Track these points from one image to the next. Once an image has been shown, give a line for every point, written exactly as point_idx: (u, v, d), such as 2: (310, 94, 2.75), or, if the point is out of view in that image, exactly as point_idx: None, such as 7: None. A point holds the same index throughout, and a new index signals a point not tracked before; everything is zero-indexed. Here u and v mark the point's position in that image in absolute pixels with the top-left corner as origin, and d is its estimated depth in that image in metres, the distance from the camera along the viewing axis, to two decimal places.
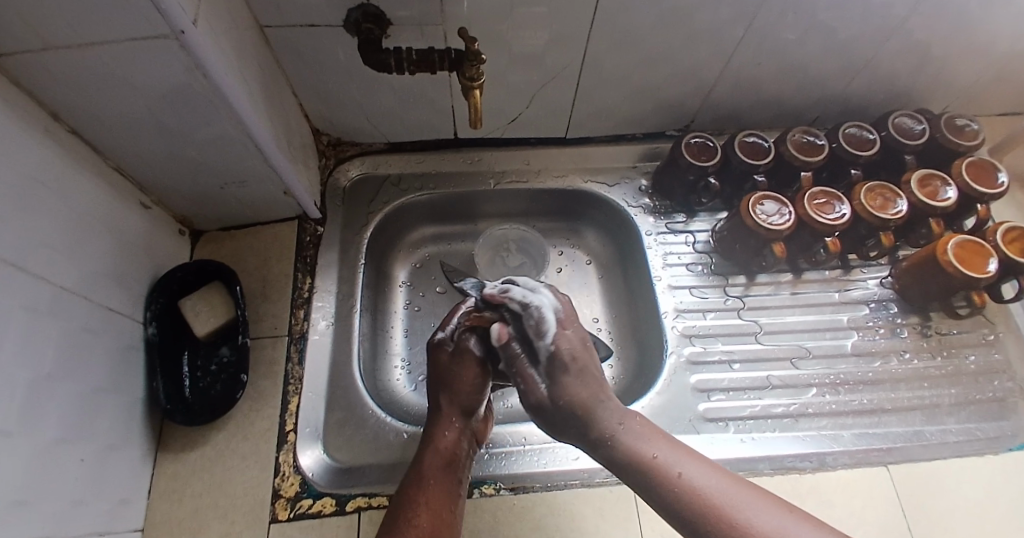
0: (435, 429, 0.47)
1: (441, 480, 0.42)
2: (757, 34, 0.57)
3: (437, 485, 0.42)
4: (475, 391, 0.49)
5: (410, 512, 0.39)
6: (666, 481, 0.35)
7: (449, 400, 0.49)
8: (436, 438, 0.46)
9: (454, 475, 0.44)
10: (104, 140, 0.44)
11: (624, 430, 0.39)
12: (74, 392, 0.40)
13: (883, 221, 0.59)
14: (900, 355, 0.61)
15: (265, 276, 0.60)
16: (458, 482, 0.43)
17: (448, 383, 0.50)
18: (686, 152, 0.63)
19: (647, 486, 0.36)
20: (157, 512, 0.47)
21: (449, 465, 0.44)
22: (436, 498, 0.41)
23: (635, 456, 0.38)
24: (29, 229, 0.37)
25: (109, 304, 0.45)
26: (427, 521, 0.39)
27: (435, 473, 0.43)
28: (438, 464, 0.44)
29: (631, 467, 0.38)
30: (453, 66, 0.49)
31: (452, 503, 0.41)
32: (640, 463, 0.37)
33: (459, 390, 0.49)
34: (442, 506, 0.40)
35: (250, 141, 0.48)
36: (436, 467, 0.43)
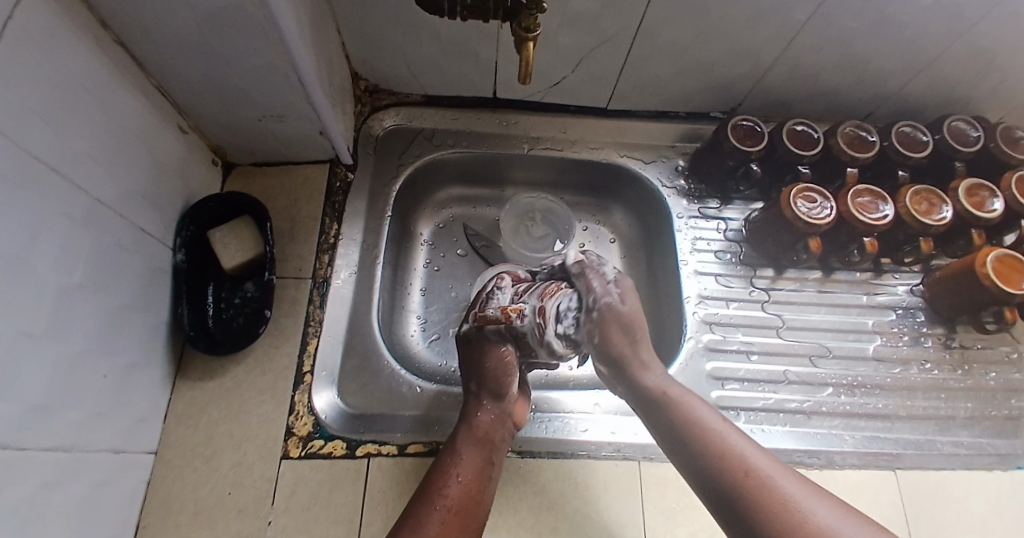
0: (470, 408, 0.48)
1: (473, 459, 0.44)
2: (825, 19, 0.54)
3: (470, 462, 0.43)
4: (510, 376, 0.48)
5: (441, 486, 0.41)
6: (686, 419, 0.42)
7: (485, 382, 0.48)
8: (471, 418, 0.47)
9: (488, 455, 0.44)
10: (147, 56, 0.43)
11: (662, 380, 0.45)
12: (102, 308, 0.40)
13: (925, 227, 0.57)
14: (921, 364, 0.60)
15: (292, 217, 0.59)
16: (490, 465, 0.44)
17: (477, 371, 0.49)
18: (732, 135, 0.61)
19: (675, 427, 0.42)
20: (174, 434, 0.48)
21: (484, 446, 0.45)
22: (469, 475, 0.42)
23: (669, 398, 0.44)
24: (70, 137, 0.36)
25: (139, 225, 0.45)
26: (456, 493, 0.41)
27: (467, 450, 0.44)
28: (472, 442, 0.45)
29: (671, 415, 0.43)
30: (507, 15, 0.48)
31: (484, 482, 0.43)
32: (679, 411, 0.42)
33: (486, 376, 0.48)
34: (474, 483, 0.42)
35: (292, 72, 0.47)
36: (470, 447, 0.44)
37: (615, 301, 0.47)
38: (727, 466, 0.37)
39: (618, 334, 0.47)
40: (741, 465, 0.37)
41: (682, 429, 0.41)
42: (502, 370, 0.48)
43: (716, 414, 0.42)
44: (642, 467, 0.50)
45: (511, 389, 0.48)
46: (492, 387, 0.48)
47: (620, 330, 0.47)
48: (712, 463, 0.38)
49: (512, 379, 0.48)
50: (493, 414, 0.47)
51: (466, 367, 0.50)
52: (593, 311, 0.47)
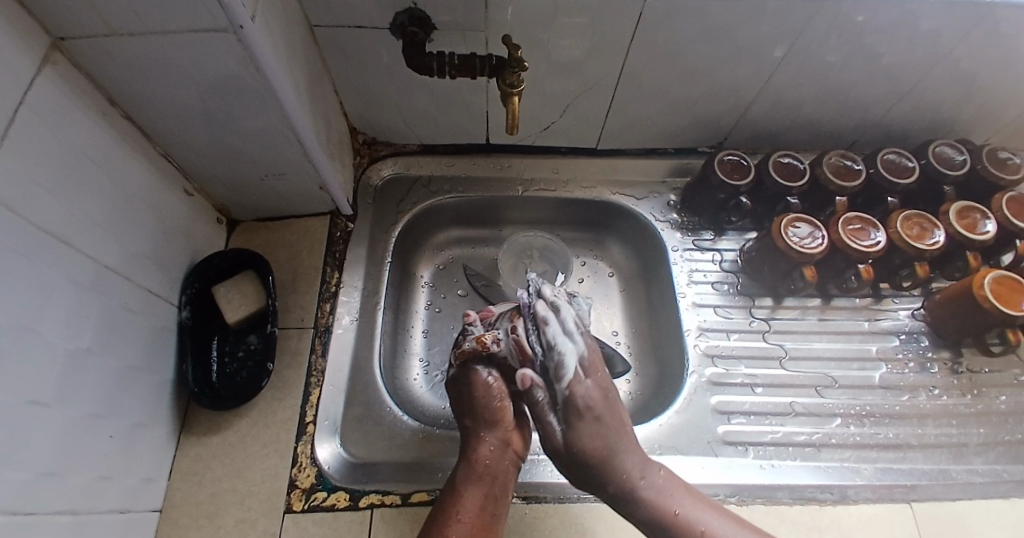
0: (467, 444, 0.48)
1: (474, 496, 0.43)
2: (798, 56, 0.56)
3: (471, 498, 0.43)
4: (501, 402, 0.49)
5: (444, 526, 0.41)
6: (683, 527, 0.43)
7: (478, 416, 0.48)
8: (470, 452, 0.47)
9: (489, 490, 0.44)
10: (157, 126, 0.46)
11: (646, 487, 0.45)
12: (111, 369, 0.41)
13: (919, 252, 0.58)
14: (929, 390, 0.59)
15: (295, 268, 0.61)
16: (492, 499, 0.44)
17: (469, 407, 0.49)
18: (720, 169, 0.62)
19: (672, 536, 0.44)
20: (178, 492, 0.48)
21: (486, 480, 0.44)
22: (471, 513, 0.42)
23: (660, 510, 0.44)
24: (81, 204, 0.38)
25: (147, 285, 0.47)
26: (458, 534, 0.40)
27: (466, 486, 0.44)
28: (472, 477, 0.45)
29: (654, 519, 0.44)
30: (493, 72, 0.50)
31: (486, 518, 0.42)
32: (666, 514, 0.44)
33: (477, 409, 0.49)
34: (477, 520, 0.42)
35: (293, 134, 0.50)
36: (471, 483, 0.44)
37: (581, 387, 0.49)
38: None
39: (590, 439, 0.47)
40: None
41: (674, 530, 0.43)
42: (498, 397, 0.49)
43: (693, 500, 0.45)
44: None
45: (505, 416, 0.48)
46: (488, 417, 0.48)
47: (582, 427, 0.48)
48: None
49: (505, 405, 0.49)
50: (490, 445, 0.47)
51: (457, 405, 0.51)
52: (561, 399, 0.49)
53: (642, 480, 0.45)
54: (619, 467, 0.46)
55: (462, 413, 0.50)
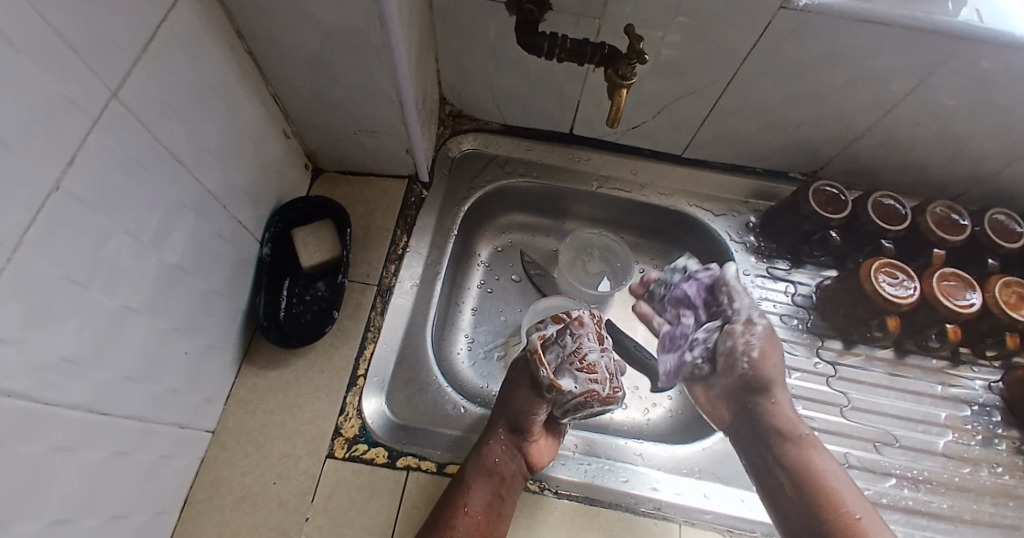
0: (487, 437, 0.49)
1: (483, 489, 0.45)
2: (924, 94, 0.53)
3: (479, 492, 0.44)
4: (534, 415, 0.48)
5: (450, 514, 0.43)
6: (820, 480, 0.46)
7: (506, 415, 0.49)
8: (481, 448, 0.48)
9: (497, 488, 0.45)
10: (271, 66, 0.47)
11: (801, 442, 0.49)
12: (197, 288, 0.43)
13: (1012, 321, 0.54)
14: (993, 467, 0.55)
15: (367, 225, 0.62)
16: (500, 497, 0.45)
17: (504, 402, 0.50)
18: (813, 199, 0.59)
19: (804, 480, 0.47)
20: (232, 417, 0.50)
21: (495, 477, 0.46)
22: (478, 506, 0.44)
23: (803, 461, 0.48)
24: (197, 132, 0.40)
25: (238, 217, 0.49)
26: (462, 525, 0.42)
27: (477, 480, 0.45)
28: (481, 474, 0.46)
29: (797, 467, 0.47)
30: (602, 61, 0.49)
31: (491, 516, 0.44)
32: (815, 476, 0.46)
33: (510, 408, 0.49)
34: (482, 514, 0.43)
35: (395, 95, 0.50)
36: (480, 477, 0.45)
37: (766, 343, 0.52)
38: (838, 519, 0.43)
39: (758, 385, 0.52)
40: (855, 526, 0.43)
41: (815, 491, 0.46)
42: (532, 408, 0.49)
43: (849, 485, 0.46)
44: (683, 531, 0.48)
45: (532, 427, 0.48)
46: (513, 421, 0.49)
47: (761, 388, 0.52)
48: (830, 520, 0.43)
49: (535, 418, 0.48)
50: (506, 447, 0.48)
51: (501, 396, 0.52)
52: (758, 323, 0.52)
53: (807, 440, 0.49)
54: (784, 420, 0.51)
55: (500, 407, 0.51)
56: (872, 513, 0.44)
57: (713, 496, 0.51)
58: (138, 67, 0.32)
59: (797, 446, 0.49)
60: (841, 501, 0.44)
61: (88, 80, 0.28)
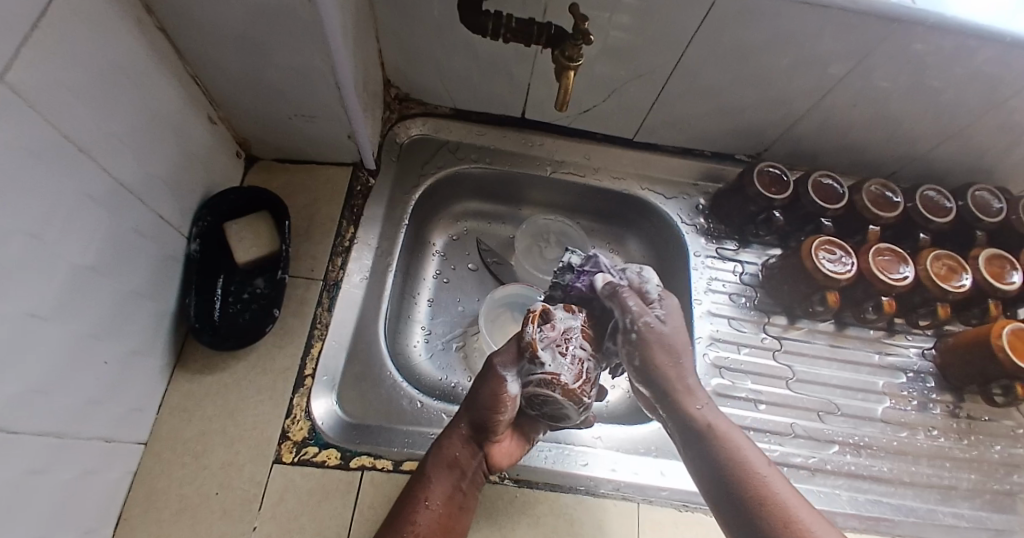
0: (449, 429, 0.45)
1: (443, 484, 0.42)
2: (859, 77, 0.54)
3: (439, 486, 0.42)
4: (501, 413, 0.44)
5: (408, 510, 0.41)
6: (729, 448, 0.40)
7: (472, 407, 0.45)
8: (443, 439, 0.45)
9: (459, 481, 0.43)
10: (189, 45, 0.43)
11: (705, 414, 0.43)
12: (114, 290, 0.40)
13: (944, 293, 0.57)
14: (928, 430, 0.59)
15: (310, 216, 0.59)
16: (462, 491, 0.43)
17: (472, 391, 0.46)
18: (758, 181, 0.61)
19: (712, 451, 0.40)
20: (165, 426, 0.46)
21: (456, 470, 0.43)
22: (438, 500, 0.42)
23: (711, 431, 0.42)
24: (103, 118, 0.36)
25: (160, 211, 0.45)
26: (422, 520, 0.40)
27: (438, 473, 0.43)
28: (442, 468, 0.43)
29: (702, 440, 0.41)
30: (550, 42, 0.48)
31: (452, 509, 0.42)
32: (725, 445, 0.40)
33: (476, 400, 0.45)
34: (442, 509, 0.41)
35: (332, 76, 0.47)
36: (439, 471, 0.43)
37: (657, 324, 0.48)
38: (751, 489, 0.36)
39: (657, 355, 0.47)
40: (789, 518, 0.34)
41: (725, 460, 0.39)
42: (496, 405, 0.44)
43: (758, 451, 0.39)
44: (641, 509, 0.49)
45: (499, 426, 0.44)
46: (477, 414, 0.45)
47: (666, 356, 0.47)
48: (743, 490, 0.37)
49: (502, 416, 0.44)
50: (469, 439, 0.44)
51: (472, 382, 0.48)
52: (633, 331, 0.48)
53: (709, 408, 0.44)
54: (684, 392, 0.45)
55: (468, 399, 0.46)
56: (787, 484, 0.37)
57: (669, 474, 0.52)
58: (29, 46, 0.28)
59: (700, 417, 0.43)
60: (752, 469, 0.38)
61: None
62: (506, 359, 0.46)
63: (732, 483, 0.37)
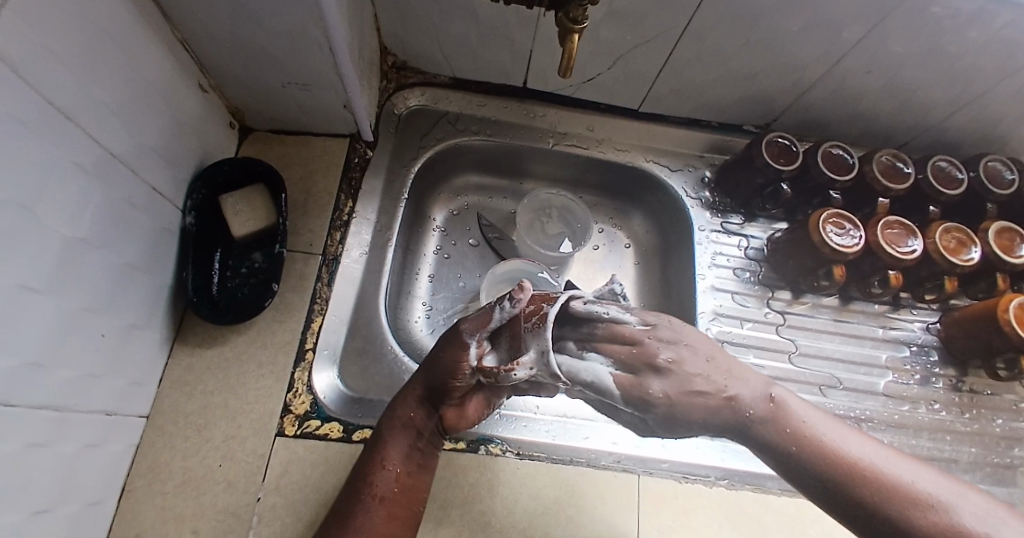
0: (408, 390, 0.43)
1: (400, 445, 0.42)
2: (874, 43, 0.52)
3: (396, 448, 0.42)
4: (456, 382, 0.41)
5: (366, 472, 0.41)
6: (818, 447, 0.37)
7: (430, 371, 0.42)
8: (400, 400, 0.43)
9: (416, 441, 0.42)
10: (174, 7, 0.41)
11: (765, 407, 0.39)
12: (108, 263, 0.39)
13: (952, 265, 0.56)
14: (930, 404, 0.59)
15: (307, 188, 0.57)
16: (419, 450, 0.42)
17: (430, 353, 0.43)
18: (767, 152, 0.59)
19: (794, 455, 0.38)
20: (167, 400, 0.46)
21: (411, 431, 0.42)
22: (396, 461, 0.41)
23: (781, 430, 0.38)
24: (89, 83, 0.34)
25: (152, 182, 0.44)
26: (379, 481, 0.40)
27: (394, 435, 0.42)
28: (397, 431, 0.42)
29: (775, 441, 0.38)
30: (554, 4, 0.45)
31: (411, 467, 0.42)
32: (807, 443, 0.38)
33: (434, 365, 0.42)
34: (401, 469, 0.41)
35: (325, 41, 0.45)
36: (397, 432, 0.42)
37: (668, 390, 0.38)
38: (868, 487, 0.36)
39: (696, 396, 0.38)
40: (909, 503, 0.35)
41: (817, 456, 0.37)
42: (453, 372, 0.41)
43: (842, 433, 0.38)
44: (642, 481, 0.49)
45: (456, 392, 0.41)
46: (433, 379, 0.42)
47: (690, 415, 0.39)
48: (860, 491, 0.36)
49: (458, 384, 0.41)
50: (423, 403, 0.43)
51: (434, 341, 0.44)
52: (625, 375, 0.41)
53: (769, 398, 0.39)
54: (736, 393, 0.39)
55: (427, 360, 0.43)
56: (882, 450, 0.38)
57: (669, 446, 0.52)
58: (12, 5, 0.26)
59: (763, 414, 0.39)
60: (856, 463, 0.37)
61: None
62: (470, 328, 0.41)
63: (840, 485, 0.36)
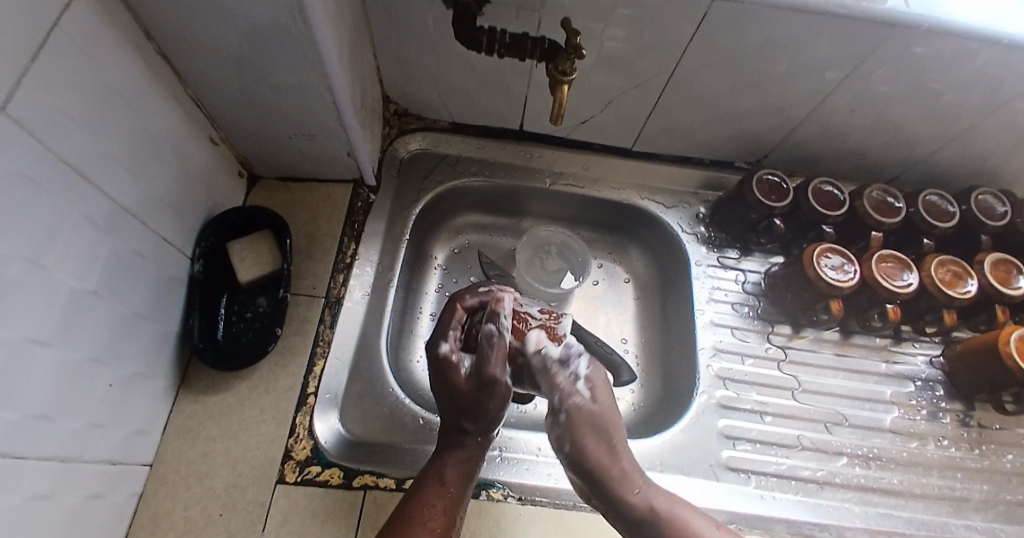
0: (450, 434, 0.44)
1: (457, 491, 0.41)
2: (857, 82, 0.54)
3: (450, 494, 0.41)
4: (504, 411, 0.45)
5: (424, 522, 0.38)
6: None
7: (479, 408, 0.44)
8: (447, 444, 0.43)
9: (466, 485, 0.43)
10: (187, 67, 0.44)
11: (643, 499, 0.42)
12: (115, 313, 0.40)
13: (949, 299, 0.57)
14: (938, 440, 0.58)
15: (312, 233, 0.59)
16: (467, 498, 0.42)
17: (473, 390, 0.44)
18: (758, 189, 0.61)
19: None
20: (169, 448, 0.47)
21: (464, 475, 0.42)
22: (450, 508, 0.40)
23: (663, 523, 0.41)
24: (103, 140, 0.36)
25: (161, 233, 0.45)
26: (439, 531, 0.38)
27: (451, 482, 0.41)
28: (456, 475, 0.42)
29: (658, 533, 0.41)
30: (544, 56, 0.48)
31: (460, 513, 0.41)
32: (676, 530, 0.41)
33: (483, 401, 0.44)
34: (454, 519, 0.40)
35: (329, 95, 0.48)
36: (450, 478, 0.42)
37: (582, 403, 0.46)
38: None
39: (588, 444, 0.44)
40: None
41: None
42: (502, 404, 0.45)
43: (703, 518, 0.43)
44: None
45: (501, 422, 0.45)
46: (485, 417, 0.44)
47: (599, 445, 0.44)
48: None
49: (504, 412, 0.45)
50: (475, 444, 0.44)
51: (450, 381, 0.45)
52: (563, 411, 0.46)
53: (645, 483, 0.43)
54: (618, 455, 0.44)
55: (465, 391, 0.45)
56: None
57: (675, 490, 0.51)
58: (30, 74, 0.28)
59: (638, 501, 0.42)
60: None
61: None
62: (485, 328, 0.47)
63: None
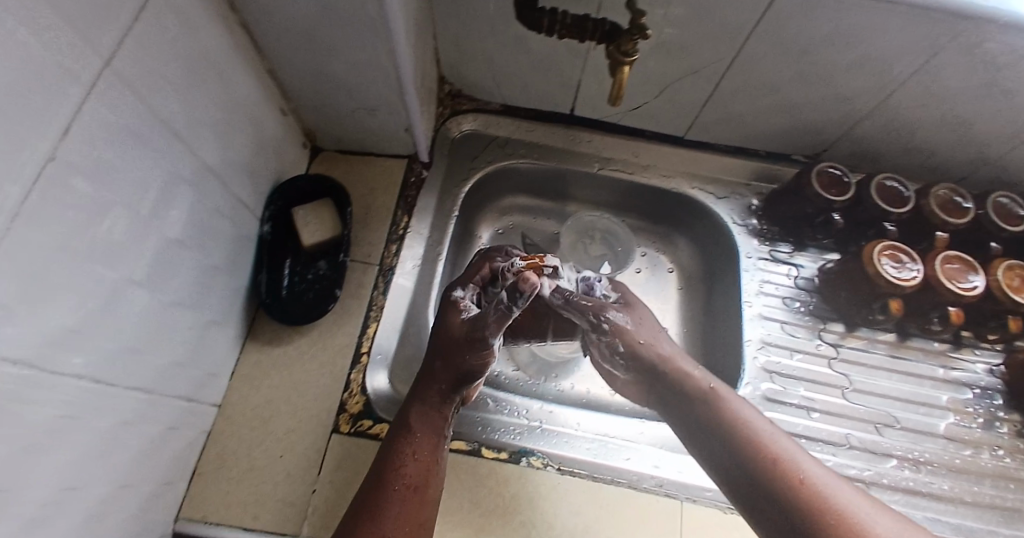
0: (425, 380, 0.46)
1: (429, 433, 0.44)
2: (932, 74, 0.52)
3: (424, 436, 0.44)
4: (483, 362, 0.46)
5: (398, 460, 0.42)
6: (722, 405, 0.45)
7: (451, 359, 0.46)
8: (422, 389, 0.46)
9: (441, 427, 0.45)
10: (266, 40, 0.47)
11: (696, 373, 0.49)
12: (196, 263, 0.43)
13: (1016, 305, 0.54)
14: (994, 450, 0.56)
15: (368, 205, 0.62)
16: (444, 439, 0.45)
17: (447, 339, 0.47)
18: (817, 182, 0.59)
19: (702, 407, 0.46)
20: (235, 394, 0.50)
21: (437, 419, 0.45)
22: (425, 449, 0.43)
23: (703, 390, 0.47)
24: (192, 103, 0.39)
25: (237, 193, 0.48)
26: (411, 468, 0.42)
27: (422, 426, 0.44)
28: (423, 417, 0.45)
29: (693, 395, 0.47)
30: (605, 37, 0.48)
31: (439, 454, 0.44)
32: (715, 402, 0.45)
33: (454, 351, 0.46)
34: (428, 459, 0.43)
35: (393, 71, 0.49)
36: (421, 423, 0.44)
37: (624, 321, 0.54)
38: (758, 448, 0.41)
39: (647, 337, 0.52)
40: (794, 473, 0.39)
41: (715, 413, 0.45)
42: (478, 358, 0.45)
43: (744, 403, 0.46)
44: (684, 508, 0.48)
45: (477, 373, 0.46)
46: (456, 363, 0.45)
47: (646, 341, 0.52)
48: (751, 451, 0.41)
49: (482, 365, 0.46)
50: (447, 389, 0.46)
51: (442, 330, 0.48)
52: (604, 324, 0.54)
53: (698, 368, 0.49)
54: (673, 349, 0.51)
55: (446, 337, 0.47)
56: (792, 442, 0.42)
57: None
58: (132, 36, 0.31)
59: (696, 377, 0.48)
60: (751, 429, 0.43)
61: (81, 48, 0.27)
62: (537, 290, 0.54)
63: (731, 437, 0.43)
